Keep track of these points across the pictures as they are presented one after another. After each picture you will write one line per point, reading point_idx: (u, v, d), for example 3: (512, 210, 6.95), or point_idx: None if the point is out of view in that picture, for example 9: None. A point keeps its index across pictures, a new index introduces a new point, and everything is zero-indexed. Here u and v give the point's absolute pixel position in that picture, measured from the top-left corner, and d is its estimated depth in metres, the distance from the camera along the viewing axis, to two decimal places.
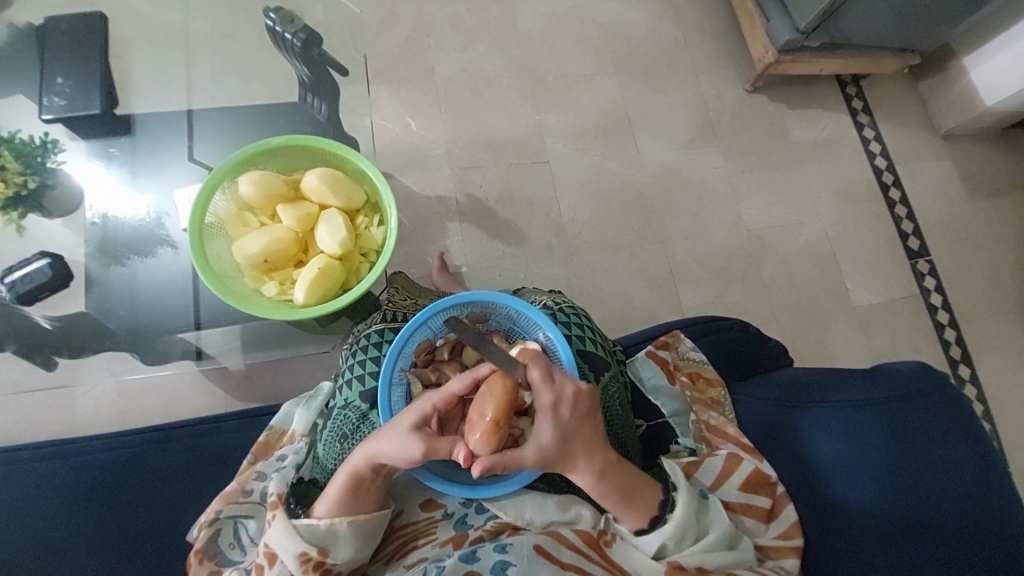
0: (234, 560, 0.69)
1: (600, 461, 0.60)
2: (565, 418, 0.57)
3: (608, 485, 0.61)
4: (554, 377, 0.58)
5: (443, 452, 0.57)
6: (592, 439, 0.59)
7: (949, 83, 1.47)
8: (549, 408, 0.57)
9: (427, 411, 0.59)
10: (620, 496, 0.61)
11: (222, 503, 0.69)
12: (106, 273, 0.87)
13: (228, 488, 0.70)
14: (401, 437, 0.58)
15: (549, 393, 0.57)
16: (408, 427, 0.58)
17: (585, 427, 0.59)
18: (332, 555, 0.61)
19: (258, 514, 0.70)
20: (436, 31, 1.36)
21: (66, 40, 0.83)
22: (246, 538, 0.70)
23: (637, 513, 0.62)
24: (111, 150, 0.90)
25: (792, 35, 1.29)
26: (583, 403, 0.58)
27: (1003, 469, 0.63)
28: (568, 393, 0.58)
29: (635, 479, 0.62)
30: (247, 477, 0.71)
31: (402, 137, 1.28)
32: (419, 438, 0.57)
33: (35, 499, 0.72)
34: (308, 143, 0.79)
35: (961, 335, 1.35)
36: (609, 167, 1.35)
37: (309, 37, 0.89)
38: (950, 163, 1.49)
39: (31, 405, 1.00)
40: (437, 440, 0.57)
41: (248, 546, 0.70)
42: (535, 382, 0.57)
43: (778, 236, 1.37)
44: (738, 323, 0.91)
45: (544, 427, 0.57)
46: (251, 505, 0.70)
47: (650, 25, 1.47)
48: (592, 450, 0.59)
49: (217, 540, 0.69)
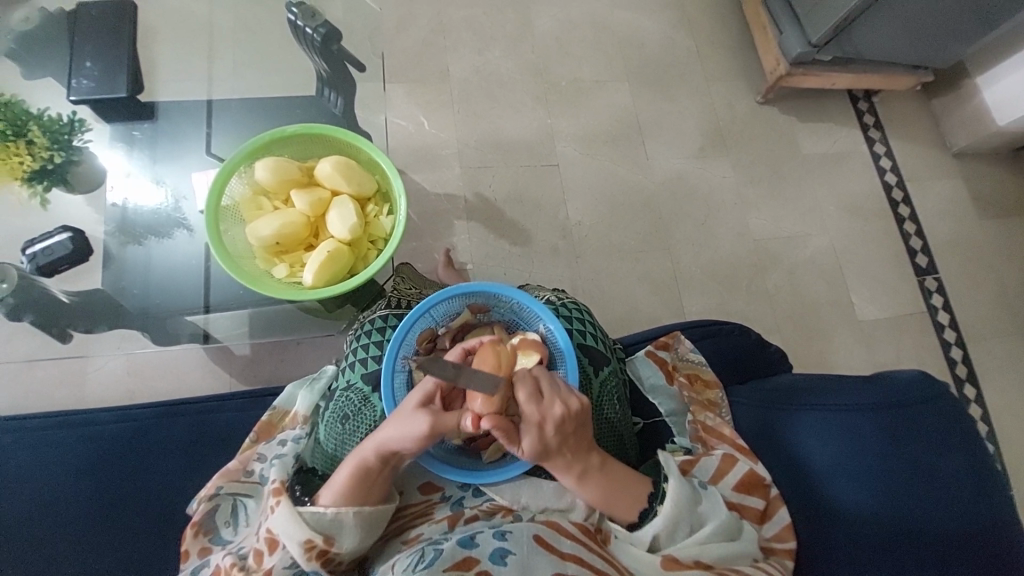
0: (223, 538, 0.69)
1: (582, 466, 0.62)
2: (550, 434, 0.59)
3: (592, 483, 0.63)
4: (545, 393, 0.59)
5: (449, 427, 0.60)
6: (577, 447, 0.61)
7: (962, 101, 1.47)
8: (535, 424, 0.58)
9: (431, 390, 0.62)
10: (605, 494, 0.63)
11: (223, 480, 0.70)
12: (123, 252, 0.90)
13: (230, 466, 0.72)
14: (406, 420, 0.60)
15: (535, 411, 0.58)
16: (414, 407, 0.61)
17: (570, 441, 0.60)
18: (337, 544, 0.61)
19: (257, 495, 0.71)
20: (453, 33, 1.39)
21: (95, 26, 0.86)
22: (241, 517, 0.70)
23: (619, 511, 0.64)
24: (134, 133, 0.94)
25: (804, 48, 1.30)
26: (573, 421, 0.60)
27: (999, 482, 0.63)
28: (556, 414, 0.59)
29: (620, 480, 0.64)
30: (250, 457, 0.73)
31: (414, 135, 1.30)
32: (427, 414, 0.59)
33: (46, 465, 0.74)
34: (323, 132, 0.81)
35: (968, 354, 1.35)
36: (618, 172, 1.36)
37: (329, 32, 0.90)
38: (961, 181, 1.49)
39: (43, 380, 1.03)
40: (444, 415, 0.59)
41: (241, 527, 0.70)
42: (527, 392, 0.59)
43: (784, 246, 1.38)
44: (739, 327, 0.92)
45: (529, 437, 0.58)
46: (251, 485, 0.71)
47: (664, 34, 1.49)
48: (577, 456, 0.62)
49: (215, 515, 0.70)
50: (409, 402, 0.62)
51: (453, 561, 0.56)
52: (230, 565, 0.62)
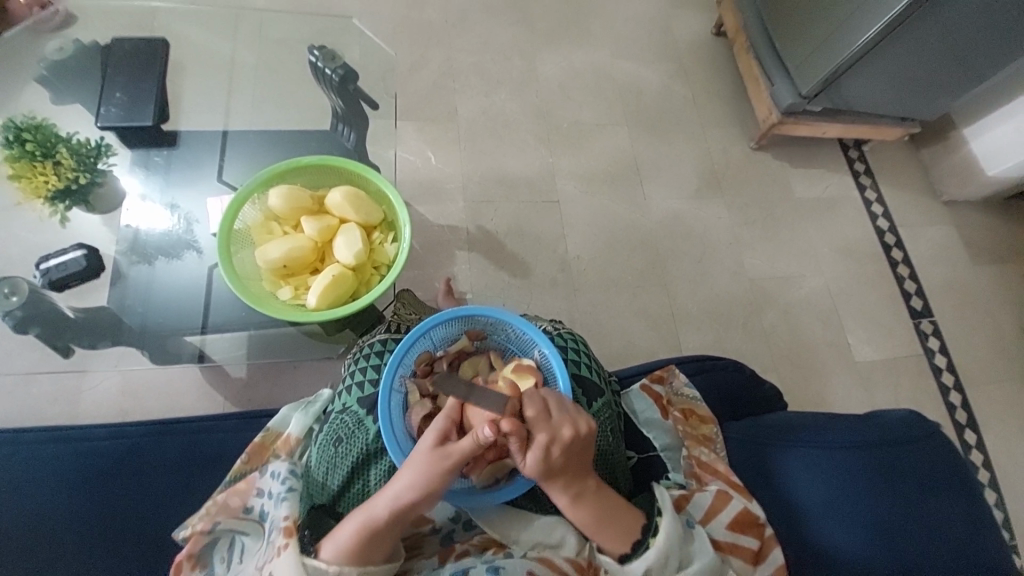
0: (216, 574, 0.68)
1: (582, 489, 0.62)
2: (555, 457, 0.59)
3: (584, 510, 0.62)
4: (553, 413, 0.61)
5: (463, 456, 0.59)
6: (581, 470, 0.62)
7: (949, 152, 1.53)
8: (542, 446, 0.59)
9: (443, 425, 0.62)
10: (596, 522, 0.63)
11: (222, 515, 0.69)
12: (133, 270, 0.93)
13: (231, 501, 0.70)
14: (419, 457, 0.60)
15: (544, 431, 0.59)
16: (430, 446, 0.60)
17: (573, 463, 0.61)
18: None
19: (253, 533, 0.70)
20: (462, 77, 1.47)
21: (127, 61, 0.91)
22: (236, 554, 0.69)
23: (609, 539, 0.63)
24: (154, 157, 0.98)
25: (794, 98, 1.38)
26: (575, 445, 0.60)
27: (992, 526, 0.62)
28: (563, 436, 0.60)
29: (615, 509, 0.64)
30: (248, 492, 0.71)
31: (421, 169, 1.35)
32: (439, 451, 0.60)
33: (32, 481, 0.73)
34: (335, 163, 0.85)
35: (967, 399, 1.34)
36: (617, 210, 1.41)
37: (346, 73, 0.97)
38: (952, 227, 1.53)
39: (38, 397, 1.02)
40: (455, 446, 0.59)
41: (233, 564, 0.68)
42: (532, 417, 0.60)
43: (779, 286, 1.40)
44: (733, 362, 0.93)
45: (529, 456, 0.59)
46: (248, 522, 0.70)
47: (662, 83, 1.57)
48: (579, 477, 0.62)
49: (212, 548, 0.69)
50: (421, 441, 0.61)
51: None
52: None
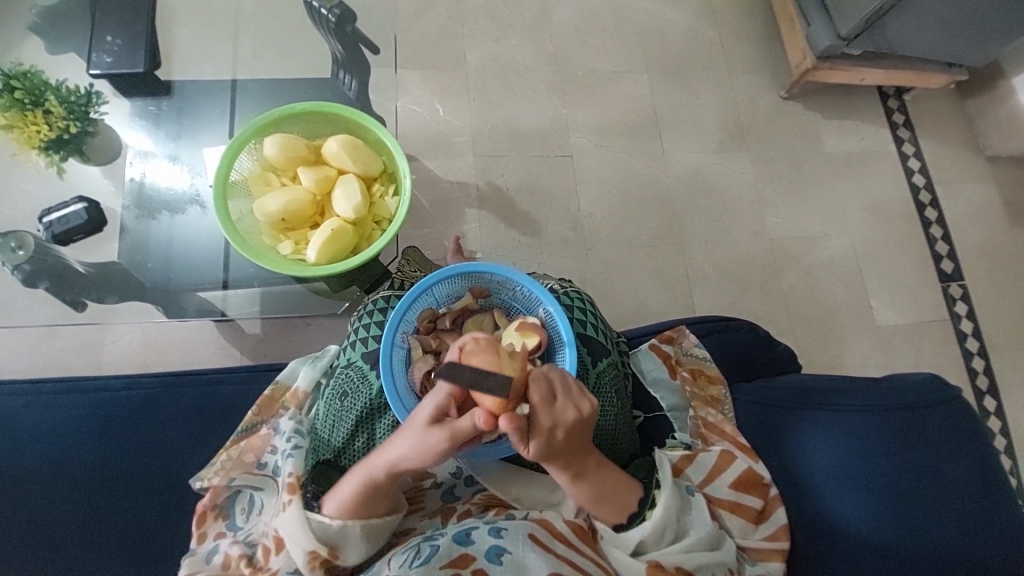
0: (237, 524, 0.71)
1: (582, 464, 0.60)
2: (557, 440, 0.56)
3: (586, 486, 0.60)
4: (557, 397, 0.57)
5: (459, 439, 0.56)
6: (581, 449, 0.59)
7: (999, 102, 1.41)
8: (546, 432, 0.55)
9: (444, 402, 0.57)
10: (595, 495, 0.61)
11: (236, 471, 0.71)
12: (140, 225, 0.92)
13: (245, 458, 0.73)
14: (416, 437, 0.57)
15: (547, 418, 0.55)
16: (425, 423, 0.57)
17: (574, 443, 0.57)
18: (342, 556, 0.61)
19: (266, 487, 0.72)
20: (470, 21, 1.37)
21: (116, 5, 0.86)
22: (254, 507, 0.72)
23: (609, 511, 0.62)
24: (150, 108, 0.95)
25: (832, 41, 1.25)
26: (578, 428, 0.56)
27: (1006, 489, 0.61)
28: (567, 420, 0.56)
29: (615, 483, 0.62)
30: (263, 449, 0.74)
31: (428, 122, 1.30)
32: (438, 431, 0.56)
33: (55, 429, 0.76)
34: (331, 110, 0.82)
35: (990, 365, 1.30)
36: (633, 164, 1.34)
37: (343, 13, 0.91)
38: (994, 184, 1.42)
39: (63, 349, 1.06)
40: (456, 422, 0.56)
41: (253, 515, 0.71)
42: (535, 406, 0.55)
43: (802, 247, 1.34)
44: (748, 323, 0.90)
45: (539, 434, 0.55)
46: (262, 478, 0.72)
47: (687, 25, 1.45)
48: (580, 455, 0.59)
49: (233, 501, 0.73)
50: (421, 415, 0.57)
51: (449, 558, 0.57)
52: (238, 555, 0.66)
